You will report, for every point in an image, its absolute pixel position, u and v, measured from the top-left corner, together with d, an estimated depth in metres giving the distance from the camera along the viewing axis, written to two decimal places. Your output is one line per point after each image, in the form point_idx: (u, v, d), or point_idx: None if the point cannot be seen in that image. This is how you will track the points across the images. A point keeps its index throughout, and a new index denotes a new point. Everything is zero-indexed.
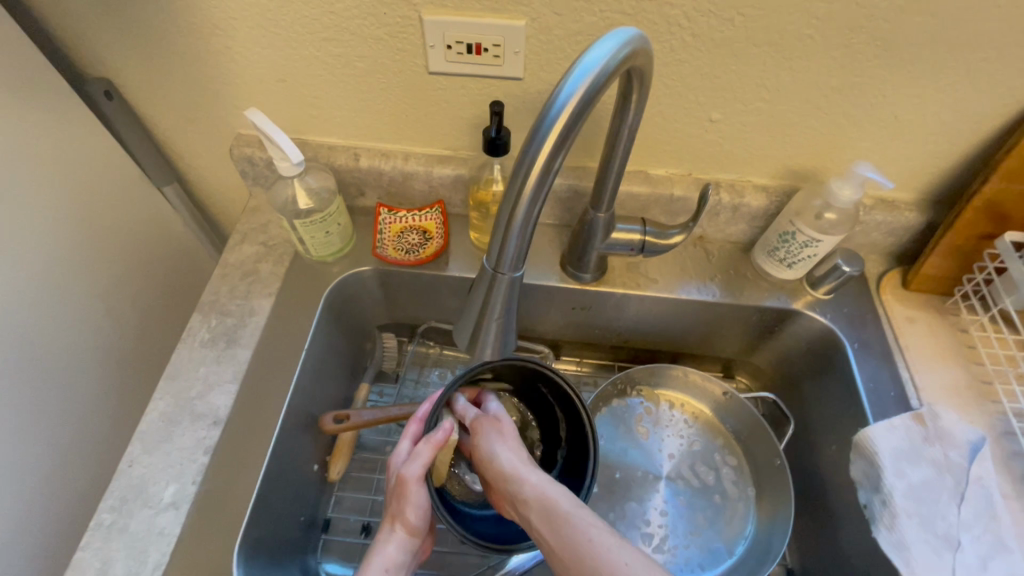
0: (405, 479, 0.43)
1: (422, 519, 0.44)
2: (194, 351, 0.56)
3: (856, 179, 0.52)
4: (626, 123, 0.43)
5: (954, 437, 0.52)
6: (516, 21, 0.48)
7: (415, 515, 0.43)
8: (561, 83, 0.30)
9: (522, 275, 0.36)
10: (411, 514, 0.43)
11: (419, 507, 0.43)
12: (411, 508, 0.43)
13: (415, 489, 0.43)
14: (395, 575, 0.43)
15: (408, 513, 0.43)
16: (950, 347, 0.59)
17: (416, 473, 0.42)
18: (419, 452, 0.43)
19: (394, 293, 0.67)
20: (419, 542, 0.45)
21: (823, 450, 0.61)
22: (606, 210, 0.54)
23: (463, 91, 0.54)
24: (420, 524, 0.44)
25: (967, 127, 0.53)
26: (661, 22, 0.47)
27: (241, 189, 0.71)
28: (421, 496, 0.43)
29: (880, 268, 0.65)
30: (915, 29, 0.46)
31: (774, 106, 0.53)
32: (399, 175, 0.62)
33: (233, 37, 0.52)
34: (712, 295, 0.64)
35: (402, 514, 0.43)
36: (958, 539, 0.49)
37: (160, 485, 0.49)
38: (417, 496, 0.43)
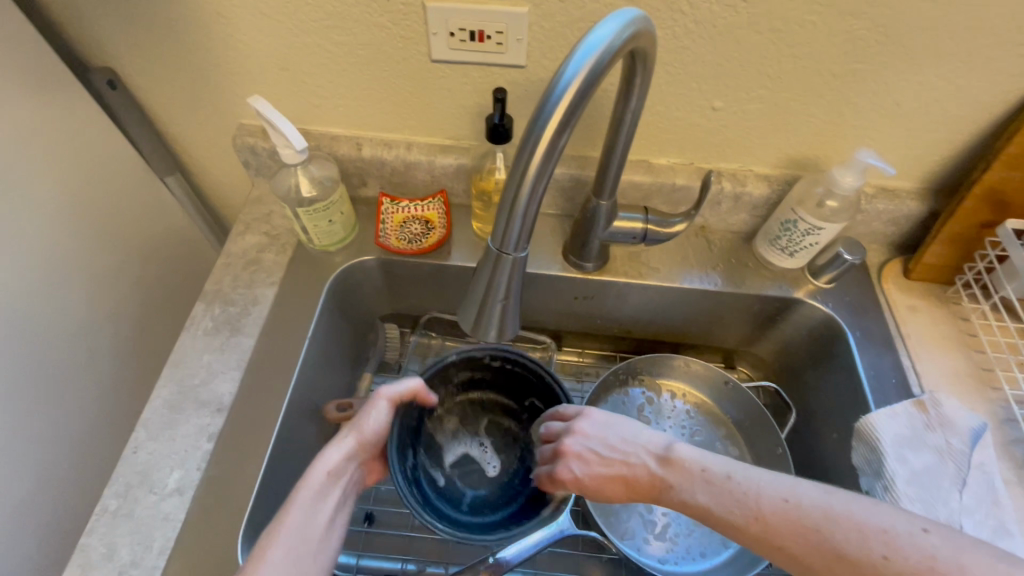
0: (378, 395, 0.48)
1: (378, 434, 0.48)
2: (198, 339, 0.56)
3: (858, 166, 0.52)
4: (629, 108, 0.43)
5: (957, 424, 0.53)
6: (519, 8, 0.48)
7: (374, 426, 0.47)
8: (566, 62, 0.30)
9: (526, 257, 0.36)
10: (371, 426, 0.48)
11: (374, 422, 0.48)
12: (376, 416, 0.48)
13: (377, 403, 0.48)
14: (334, 482, 0.45)
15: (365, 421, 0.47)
16: (951, 335, 0.59)
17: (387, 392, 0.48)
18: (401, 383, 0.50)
19: (396, 283, 0.67)
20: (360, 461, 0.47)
21: (825, 439, 0.61)
22: (608, 198, 0.54)
23: (466, 80, 0.54)
24: (374, 439, 0.48)
25: (969, 114, 0.53)
26: (664, 9, 0.47)
27: (244, 179, 0.71)
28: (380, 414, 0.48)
29: (882, 258, 0.65)
30: (917, 15, 0.46)
31: (776, 93, 0.53)
32: (402, 165, 0.62)
33: (236, 25, 0.52)
34: (714, 284, 0.64)
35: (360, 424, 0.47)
36: (960, 524, 0.48)
37: (165, 471, 0.49)
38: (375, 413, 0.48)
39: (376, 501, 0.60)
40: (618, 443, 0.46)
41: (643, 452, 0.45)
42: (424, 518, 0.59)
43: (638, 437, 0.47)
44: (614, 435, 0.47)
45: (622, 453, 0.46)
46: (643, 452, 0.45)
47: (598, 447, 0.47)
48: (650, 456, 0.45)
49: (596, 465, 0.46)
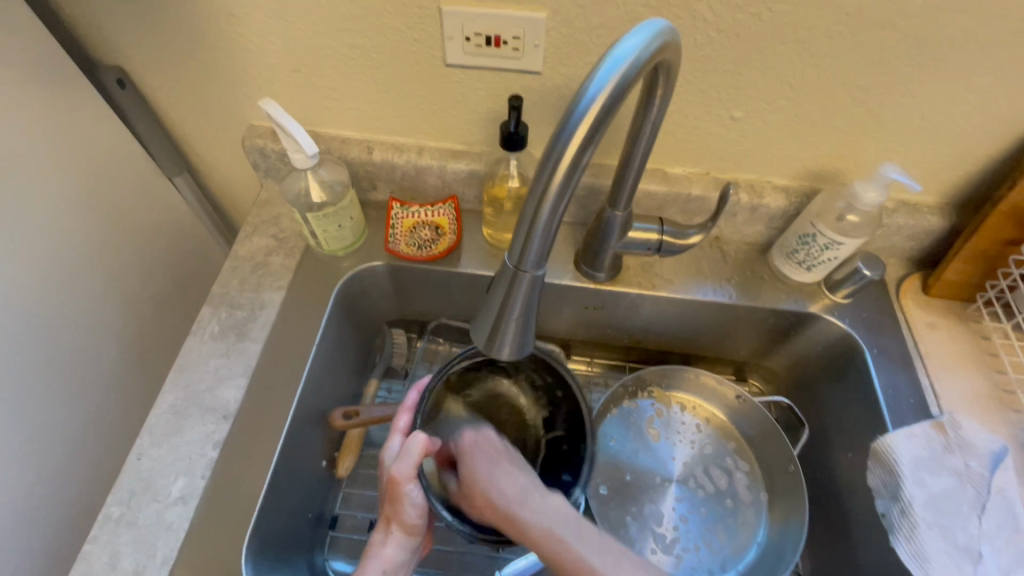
0: (397, 481, 0.45)
1: (419, 517, 0.47)
2: (204, 343, 0.55)
3: (881, 180, 0.51)
4: (649, 120, 0.42)
5: (976, 446, 0.51)
6: (536, 13, 0.47)
7: (410, 517, 0.47)
8: (592, 75, 0.29)
9: (545, 274, 0.34)
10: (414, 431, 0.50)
11: (416, 507, 0.47)
12: (407, 511, 0.46)
13: (408, 490, 0.46)
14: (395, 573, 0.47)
15: (405, 513, 0.46)
16: (972, 354, 0.58)
17: (408, 473, 0.46)
18: (409, 452, 0.46)
19: (405, 289, 0.66)
20: (417, 543, 0.49)
21: (839, 457, 0.60)
22: (623, 208, 0.53)
23: (481, 85, 0.53)
24: (417, 523, 0.47)
25: (996, 130, 0.51)
26: (686, 17, 0.46)
27: (251, 180, 0.70)
28: (417, 494, 0.46)
29: (900, 273, 0.64)
30: (946, 28, 0.44)
31: (798, 105, 0.52)
32: (413, 170, 0.61)
33: (248, 26, 0.51)
34: (728, 296, 0.63)
35: (398, 514, 0.47)
36: (979, 551, 0.47)
37: (169, 479, 0.48)
38: (411, 495, 0.46)
39: None
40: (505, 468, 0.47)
41: (525, 482, 0.46)
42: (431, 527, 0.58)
43: (522, 471, 0.48)
44: (497, 454, 0.50)
45: (498, 477, 0.46)
46: (523, 480, 0.46)
47: (482, 462, 0.48)
48: (524, 490, 0.45)
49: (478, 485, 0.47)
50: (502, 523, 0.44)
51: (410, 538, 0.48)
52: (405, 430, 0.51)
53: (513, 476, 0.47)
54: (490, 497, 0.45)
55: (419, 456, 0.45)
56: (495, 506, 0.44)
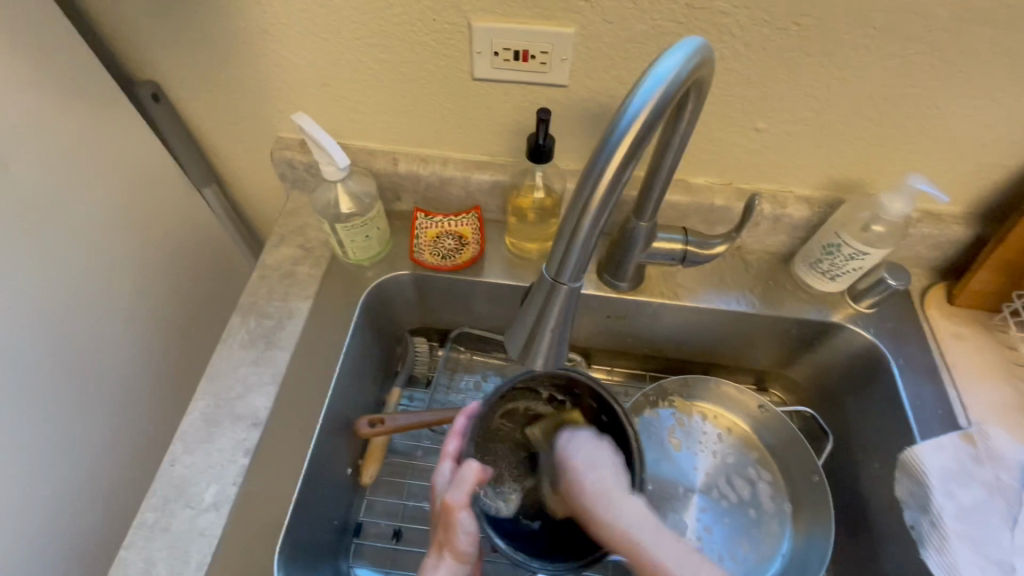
0: (451, 508, 0.45)
1: (471, 545, 0.46)
2: (233, 351, 0.56)
3: (907, 191, 0.51)
4: (678, 133, 0.43)
5: (1004, 457, 0.51)
6: (564, 28, 0.47)
7: (463, 544, 0.46)
8: (633, 93, 0.30)
9: (581, 287, 0.34)
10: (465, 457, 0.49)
11: (469, 534, 0.46)
12: (461, 537, 0.46)
13: (461, 517, 0.45)
14: None
15: (459, 541, 0.46)
16: (999, 364, 0.58)
17: (462, 501, 0.45)
18: (463, 480, 0.46)
19: (428, 298, 0.67)
20: (467, 570, 0.48)
21: (864, 468, 0.59)
22: (649, 220, 0.53)
23: (507, 98, 0.54)
24: (468, 550, 0.46)
25: (1023, 141, 0.51)
26: (712, 31, 0.46)
27: (276, 192, 0.71)
28: (469, 522, 0.46)
29: (924, 282, 0.64)
30: (973, 40, 0.45)
31: (822, 116, 0.52)
32: (438, 181, 0.62)
33: (281, 41, 0.52)
34: (750, 306, 0.63)
35: (451, 541, 0.46)
36: (1013, 564, 0.47)
37: (201, 486, 0.49)
38: (464, 523, 0.45)
39: (404, 518, 0.61)
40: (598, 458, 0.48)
41: (611, 476, 0.47)
42: None
43: (616, 464, 0.48)
44: (597, 448, 0.49)
45: (593, 468, 0.47)
46: (612, 476, 0.47)
47: (579, 450, 0.49)
48: (610, 489, 0.46)
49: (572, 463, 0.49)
50: (584, 515, 0.46)
51: (462, 564, 0.47)
52: (455, 456, 0.49)
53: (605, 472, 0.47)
54: (575, 491, 0.47)
55: (473, 483, 0.45)
56: (584, 499, 0.46)
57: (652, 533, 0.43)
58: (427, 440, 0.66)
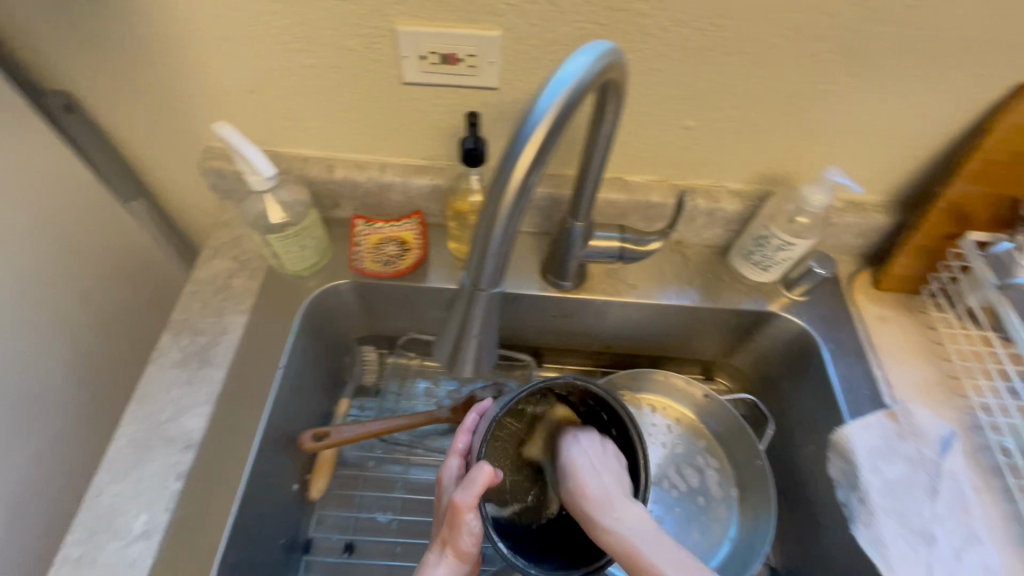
0: (459, 510, 0.43)
1: (473, 546, 0.46)
2: (164, 372, 0.54)
3: (827, 184, 0.53)
4: (602, 134, 0.43)
5: (925, 433, 0.54)
6: (489, 31, 0.47)
7: (466, 543, 0.45)
8: (537, 97, 0.30)
9: (502, 291, 0.34)
10: (474, 458, 0.48)
11: (473, 535, 0.45)
12: (464, 536, 0.45)
13: (467, 519, 0.44)
14: None
15: (462, 541, 0.45)
16: (920, 344, 0.61)
17: (470, 502, 0.43)
18: (472, 481, 0.43)
19: (372, 306, 0.65)
20: (467, 568, 0.47)
21: (802, 450, 0.62)
22: (584, 218, 0.54)
23: (439, 101, 0.54)
24: (470, 551, 0.46)
25: (931, 133, 0.54)
26: (634, 33, 0.47)
27: (208, 203, 0.69)
28: (474, 522, 0.45)
29: (852, 269, 0.67)
30: (877, 39, 0.47)
31: (746, 113, 0.54)
32: (376, 187, 0.61)
33: (199, 47, 0.50)
34: (691, 300, 0.64)
35: (454, 541, 0.45)
36: (933, 533, 0.50)
37: (130, 516, 0.47)
38: (470, 523, 0.44)
39: (357, 530, 0.61)
40: (603, 463, 0.50)
41: (613, 483, 0.49)
42: (408, 546, 0.61)
43: (614, 467, 0.50)
44: (598, 451, 0.51)
45: (596, 472, 0.49)
46: (612, 481, 0.49)
47: (580, 457, 0.50)
48: (611, 495, 0.48)
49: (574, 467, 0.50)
50: (586, 522, 0.48)
51: (463, 562, 0.46)
52: (464, 453, 0.51)
53: (607, 477, 0.49)
54: (579, 493, 0.49)
55: (482, 488, 0.43)
56: (586, 507, 0.48)
57: (654, 544, 0.45)
58: (379, 450, 0.65)
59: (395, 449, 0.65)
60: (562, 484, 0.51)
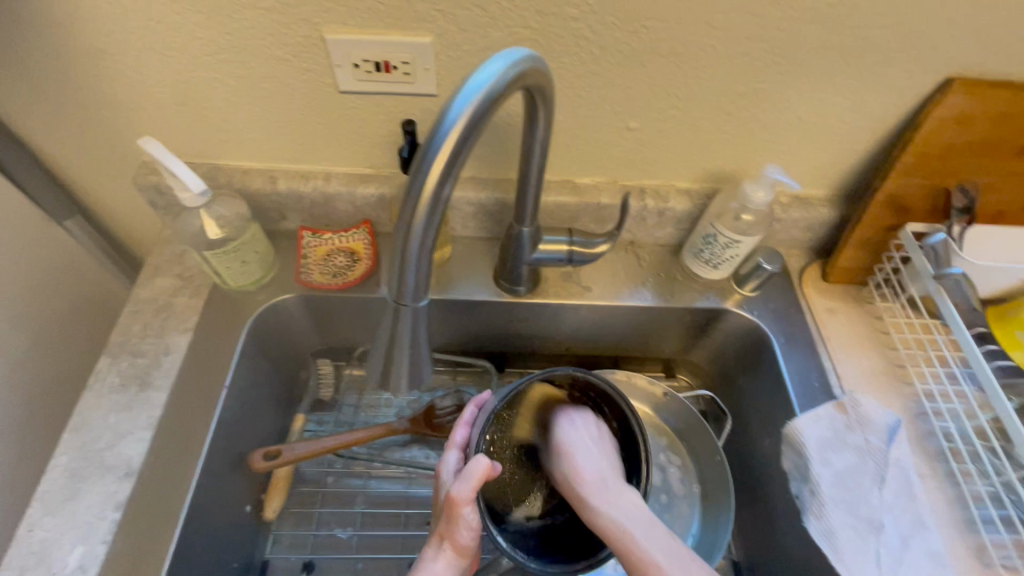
0: (455, 504, 0.41)
1: (471, 538, 0.44)
2: (102, 397, 0.52)
3: (767, 181, 0.54)
4: (537, 139, 0.43)
5: (873, 422, 0.54)
6: (422, 38, 0.47)
7: (464, 535, 0.43)
8: (448, 105, 0.29)
9: (428, 305, 0.34)
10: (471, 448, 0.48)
11: (471, 528, 0.43)
12: (462, 528, 0.43)
13: (464, 512, 0.42)
14: None
15: (461, 535, 0.43)
16: (866, 334, 0.62)
17: (467, 495, 0.41)
18: (468, 473, 0.42)
19: (323, 318, 0.64)
20: (465, 562, 0.46)
21: (758, 444, 0.62)
22: (531, 223, 0.54)
23: (378, 110, 0.53)
24: (468, 543, 0.44)
25: (867, 128, 0.55)
26: (568, 36, 0.47)
27: (150, 220, 0.66)
28: (472, 515, 0.43)
29: (802, 262, 0.68)
30: (806, 37, 0.47)
31: (687, 113, 0.54)
32: (321, 197, 0.60)
33: (123, 61, 0.49)
34: (645, 299, 0.65)
35: (452, 535, 0.43)
36: (881, 521, 0.50)
37: (65, 550, 0.45)
38: (467, 516, 0.42)
39: (316, 549, 0.59)
40: (598, 444, 0.49)
41: (608, 466, 0.49)
42: (367, 561, 0.58)
43: (606, 453, 0.50)
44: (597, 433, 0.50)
45: (590, 454, 0.49)
46: (607, 464, 0.49)
47: (575, 437, 0.49)
48: (605, 481, 0.48)
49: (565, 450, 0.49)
50: (576, 501, 0.48)
51: (461, 552, 0.45)
52: (462, 445, 0.48)
53: (597, 460, 0.49)
54: (570, 472, 0.48)
55: (479, 480, 0.41)
56: (579, 485, 0.47)
57: (646, 529, 0.44)
58: (337, 465, 0.63)
59: (353, 463, 0.63)
60: (553, 466, 0.50)
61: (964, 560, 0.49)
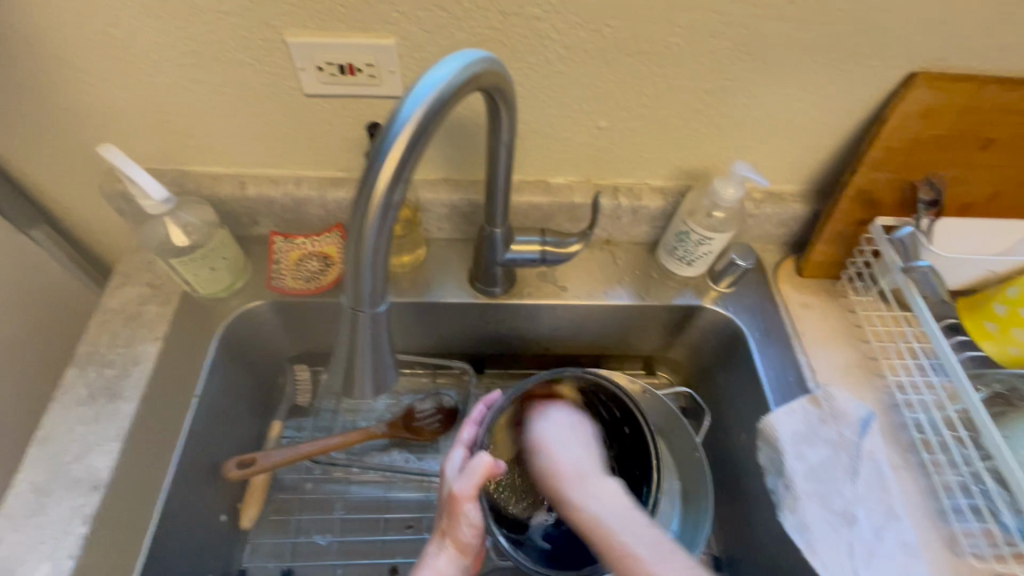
0: (458, 499, 0.43)
1: (473, 537, 0.45)
2: (69, 410, 0.51)
3: (736, 177, 0.54)
4: (501, 140, 0.43)
5: (847, 414, 0.55)
6: (385, 40, 0.46)
7: (465, 533, 0.44)
8: (397, 108, 0.29)
9: (387, 311, 0.33)
10: (478, 446, 0.48)
11: (472, 526, 0.44)
12: (465, 525, 0.44)
13: (467, 508, 0.43)
14: None
15: (462, 532, 0.44)
16: (840, 327, 0.63)
17: (469, 492, 0.43)
18: (472, 471, 0.43)
19: (297, 324, 0.63)
20: (467, 562, 0.46)
21: (735, 439, 0.63)
22: (502, 224, 0.53)
23: (345, 113, 0.52)
24: (470, 542, 0.45)
25: (834, 123, 0.55)
26: (532, 36, 0.47)
27: (118, 228, 0.65)
28: (475, 514, 0.44)
29: (777, 257, 0.68)
30: (770, 34, 0.47)
31: (656, 111, 0.54)
32: (292, 202, 0.59)
33: (82, 67, 0.48)
34: (621, 297, 0.65)
35: (453, 531, 0.45)
36: (854, 514, 0.51)
37: (30, 565, 0.44)
38: (468, 514, 0.44)
39: (294, 557, 0.58)
40: (573, 442, 0.50)
41: (587, 461, 0.48)
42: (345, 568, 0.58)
43: (586, 447, 0.50)
44: (579, 430, 0.51)
45: (568, 452, 0.49)
46: (584, 456, 0.49)
47: (552, 432, 0.50)
48: (584, 471, 0.47)
49: (545, 454, 0.49)
50: (556, 495, 0.47)
51: (464, 552, 0.45)
52: (469, 443, 0.48)
53: (575, 453, 0.49)
54: (548, 468, 0.48)
55: (481, 477, 0.43)
56: (553, 477, 0.47)
57: (626, 523, 0.41)
58: (317, 471, 0.63)
59: (331, 468, 0.63)
60: (534, 471, 0.50)
61: (936, 549, 0.49)
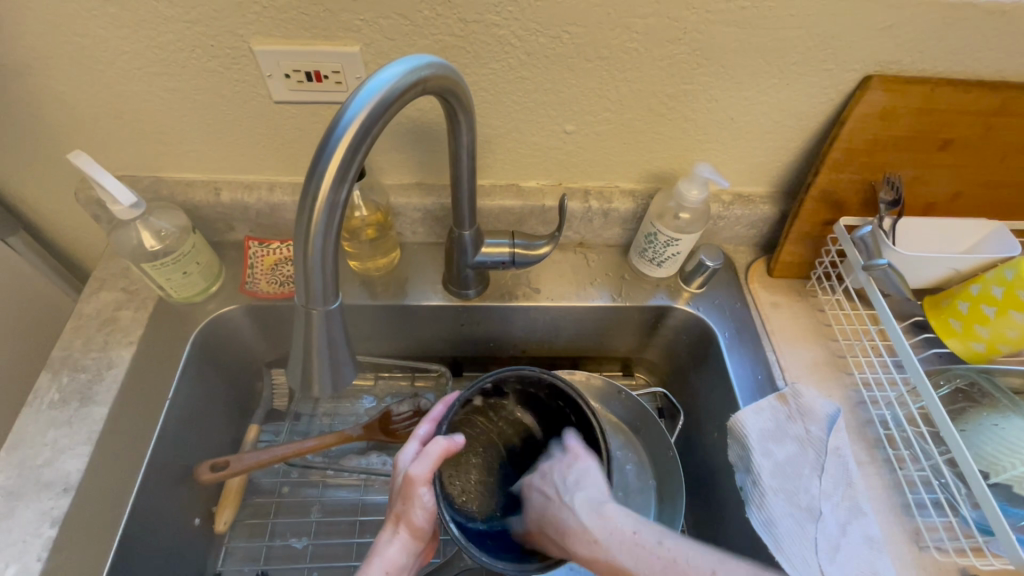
0: (413, 482, 0.43)
1: (425, 521, 0.45)
2: (41, 413, 0.52)
3: (699, 179, 0.55)
4: (462, 142, 0.43)
5: (814, 412, 0.56)
6: (350, 47, 0.48)
7: (416, 518, 0.45)
8: (342, 109, 0.30)
9: (340, 308, 0.34)
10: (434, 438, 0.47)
11: (426, 509, 0.44)
12: (418, 510, 0.44)
13: (420, 492, 0.43)
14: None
15: (415, 515, 0.44)
16: (810, 326, 0.63)
17: (424, 475, 0.43)
18: (428, 455, 0.43)
19: (274, 328, 0.64)
20: (420, 546, 0.47)
21: (707, 438, 0.63)
22: (470, 227, 0.54)
23: (315, 119, 0.53)
24: (422, 525, 0.45)
25: (795, 126, 0.57)
26: (493, 43, 0.48)
27: (96, 235, 0.66)
28: (429, 497, 0.44)
29: (749, 259, 0.69)
30: (727, 39, 0.49)
31: (620, 115, 0.55)
32: (266, 207, 0.60)
33: (53, 76, 0.49)
34: (594, 299, 0.65)
35: (407, 515, 0.45)
36: (820, 509, 0.51)
37: None
38: (422, 497, 0.44)
39: (269, 560, 0.58)
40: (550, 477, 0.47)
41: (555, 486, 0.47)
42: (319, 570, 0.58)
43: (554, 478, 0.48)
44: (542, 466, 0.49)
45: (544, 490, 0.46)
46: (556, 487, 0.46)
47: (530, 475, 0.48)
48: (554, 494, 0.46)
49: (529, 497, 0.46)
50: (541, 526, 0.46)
51: (417, 538, 0.46)
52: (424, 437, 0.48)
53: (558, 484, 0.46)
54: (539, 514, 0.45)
55: (435, 464, 0.43)
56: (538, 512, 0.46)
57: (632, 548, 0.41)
58: (293, 474, 0.63)
59: (307, 471, 0.63)
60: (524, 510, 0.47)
61: (899, 543, 0.50)
